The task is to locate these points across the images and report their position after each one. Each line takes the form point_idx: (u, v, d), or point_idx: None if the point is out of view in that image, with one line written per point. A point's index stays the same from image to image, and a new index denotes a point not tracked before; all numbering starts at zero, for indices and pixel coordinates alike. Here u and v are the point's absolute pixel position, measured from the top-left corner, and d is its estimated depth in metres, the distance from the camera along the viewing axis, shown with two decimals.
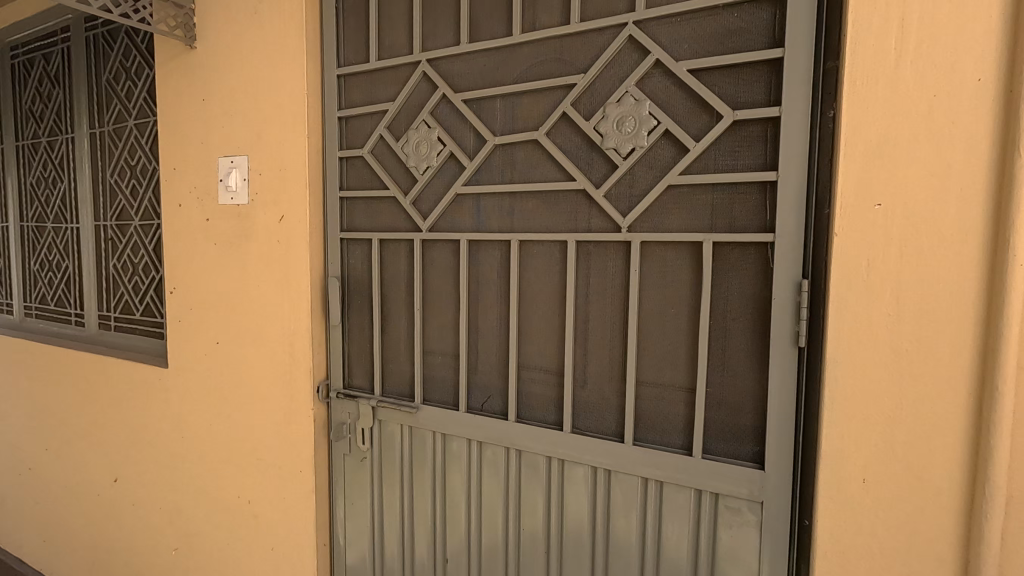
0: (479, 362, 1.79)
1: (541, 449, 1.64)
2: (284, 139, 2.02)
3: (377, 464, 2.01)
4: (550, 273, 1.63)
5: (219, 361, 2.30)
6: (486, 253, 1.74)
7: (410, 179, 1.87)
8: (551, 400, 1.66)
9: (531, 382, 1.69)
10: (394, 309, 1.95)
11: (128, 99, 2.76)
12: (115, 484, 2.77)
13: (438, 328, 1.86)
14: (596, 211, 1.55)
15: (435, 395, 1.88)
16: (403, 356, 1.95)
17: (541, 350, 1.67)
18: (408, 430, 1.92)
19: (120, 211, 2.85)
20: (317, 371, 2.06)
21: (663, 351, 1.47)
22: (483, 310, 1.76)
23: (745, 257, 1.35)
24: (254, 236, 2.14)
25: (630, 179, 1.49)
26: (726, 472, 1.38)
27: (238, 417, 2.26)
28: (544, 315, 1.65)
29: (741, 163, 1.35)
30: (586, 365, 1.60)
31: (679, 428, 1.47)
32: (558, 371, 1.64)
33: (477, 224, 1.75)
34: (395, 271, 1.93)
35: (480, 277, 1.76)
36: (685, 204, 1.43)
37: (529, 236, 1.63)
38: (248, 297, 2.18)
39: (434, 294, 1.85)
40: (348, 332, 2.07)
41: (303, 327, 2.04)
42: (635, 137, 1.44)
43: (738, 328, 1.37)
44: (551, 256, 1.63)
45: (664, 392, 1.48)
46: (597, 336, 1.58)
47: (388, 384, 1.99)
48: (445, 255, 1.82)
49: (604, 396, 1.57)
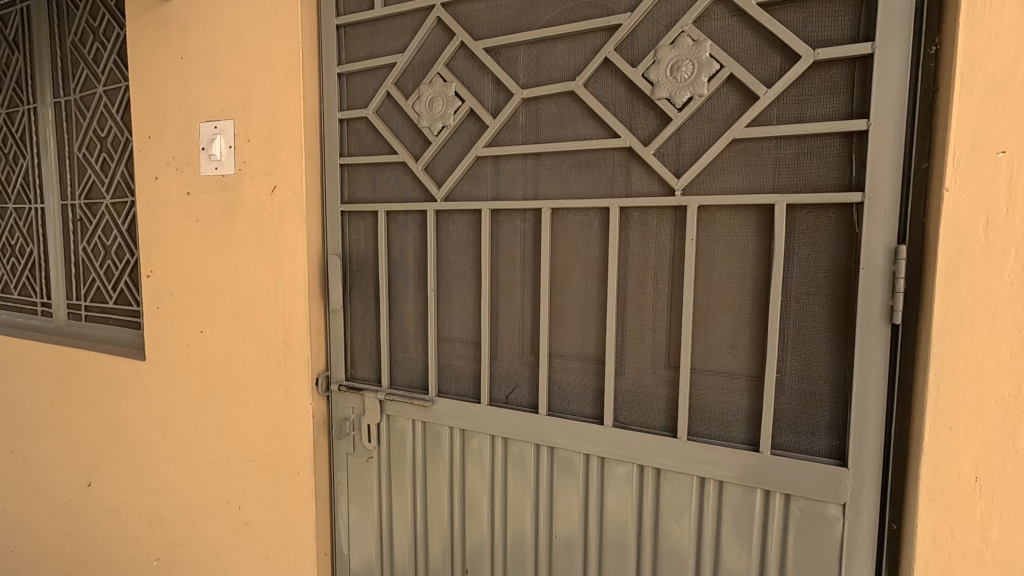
0: (503, 349, 1.58)
1: (578, 446, 1.45)
2: (276, 100, 1.79)
3: (385, 464, 1.80)
4: (588, 246, 1.43)
5: (205, 353, 2.06)
6: (512, 224, 1.53)
7: (422, 143, 1.65)
8: (588, 390, 1.46)
9: (564, 371, 1.49)
10: (403, 290, 1.73)
11: (96, 63, 2.48)
12: (89, 489, 2.52)
13: (455, 312, 1.65)
14: (643, 173, 1.35)
15: (452, 387, 1.67)
16: (414, 344, 1.73)
17: (576, 334, 1.47)
18: (421, 426, 1.71)
19: (90, 188, 2.58)
20: (316, 360, 1.84)
21: (724, 332, 1.28)
22: (508, 290, 1.56)
23: (824, 221, 1.17)
24: (242, 211, 1.90)
25: (684, 135, 1.29)
26: (801, 471, 1.19)
27: (226, 413, 2.03)
28: (580, 294, 1.45)
29: (820, 113, 1.17)
30: (629, 351, 1.41)
31: (741, 421, 1.28)
32: (596, 358, 1.45)
33: (501, 192, 1.54)
34: (405, 248, 1.71)
35: (503, 253, 1.55)
36: (751, 162, 1.24)
37: (563, 203, 1.43)
38: (236, 280, 1.95)
39: (451, 273, 1.64)
40: (351, 317, 1.85)
41: (299, 312, 1.81)
42: (693, 84, 1.25)
43: (815, 304, 1.19)
44: (589, 226, 1.42)
45: (723, 380, 1.29)
46: (644, 317, 1.38)
47: (396, 374, 1.78)
48: (463, 228, 1.61)
49: (650, 384, 1.39)
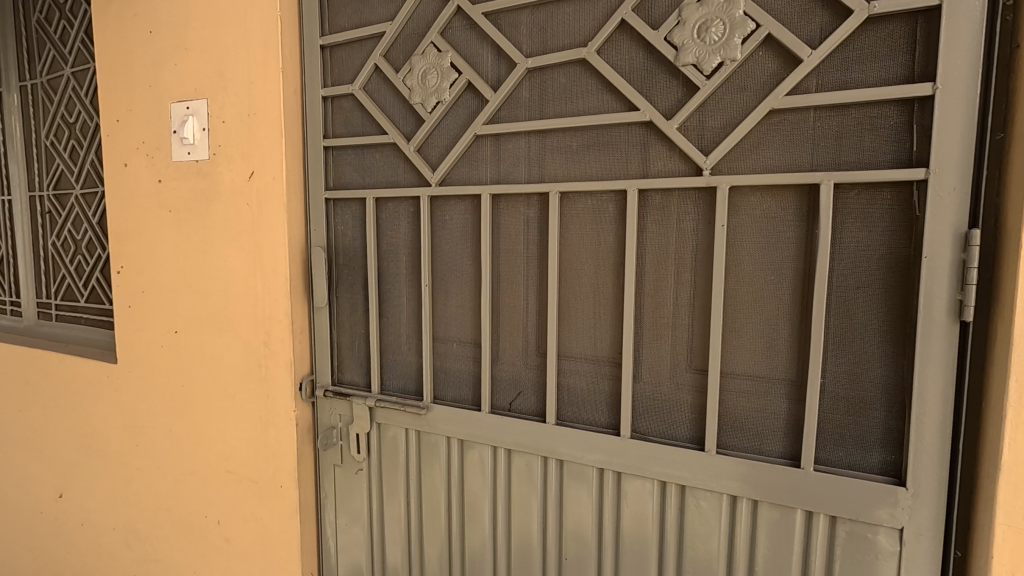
0: (506, 351, 1.42)
1: (590, 459, 1.30)
2: (252, 76, 1.62)
3: (376, 476, 1.64)
4: (602, 235, 1.27)
5: (180, 355, 1.90)
6: (515, 211, 1.37)
7: (414, 121, 1.48)
8: (602, 396, 1.31)
9: (574, 375, 1.34)
10: (395, 286, 1.57)
11: (63, 42, 2.29)
12: (61, 501, 2.35)
13: (451, 309, 1.49)
14: (665, 151, 1.19)
15: (449, 393, 1.51)
16: (406, 345, 1.57)
17: (588, 334, 1.31)
18: (416, 435, 1.55)
19: (58, 179, 2.39)
20: (300, 363, 1.68)
21: (758, 331, 1.13)
22: (511, 285, 1.40)
23: (878, 202, 1.01)
24: (218, 200, 1.73)
25: (714, 106, 1.13)
26: (851, 491, 1.04)
27: (204, 421, 1.87)
28: (593, 289, 1.29)
29: (874, 77, 1.01)
30: (648, 352, 1.25)
31: (778, 431, 1.13)
32: (610, 360, 1.29)
33: (503, 175, 1.38)
34: (396, 240, 1.55)
35: (506, 243, 1.39)
36: (791, 136, 1.08)
37: (573, 186, 1.27)
38: (212, 275, 1.78)
39: (447, 267, 1.48)
40: (337, 315, 1.68)
41: (280, 311, 1.65)
42: (724, 46, 1.09)
43: (867, 298, 1.03)
44: (603, 212, 1.27)
45: (758, 385, 1.14)
46: (666, 314, 1.23)
47: (387, 378, 1.61)
48: (461, 217, 1.44)
49: (673, 389, 1.23)
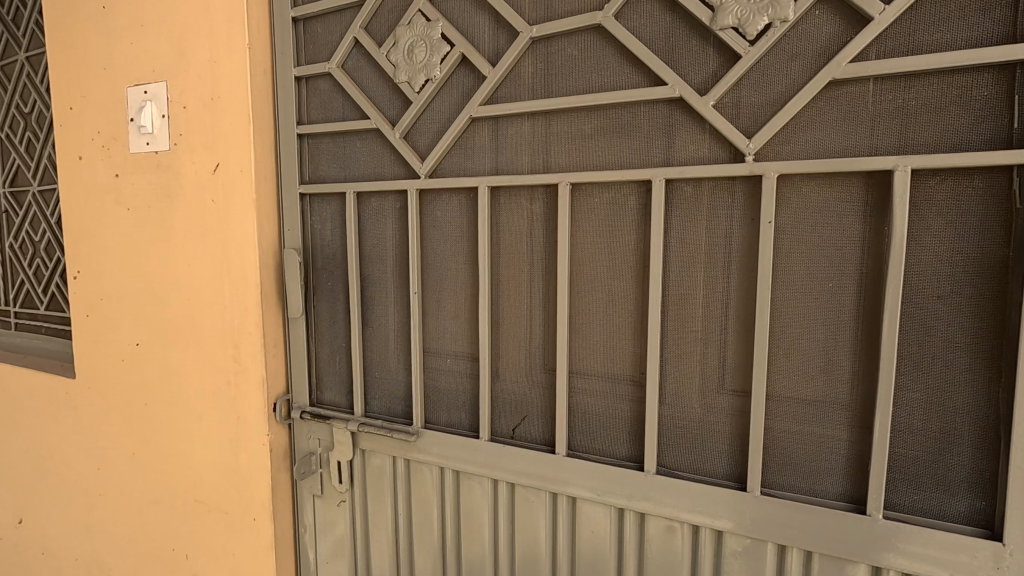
0: (507, 368, 1.23)
1: (608, 498, 1.11)
2: (215, 53, 1.41)
3: (361, 509, 1.45)
4: (621, 233, 1.08)
5: (141, 370, 1.69)
6: (518, 208, 1.18)
7: (400, 103, 1.28)
8: (621, 423, 1.11)
9: (588, 398, 1.14)
10: (380, 294, 1.38)
11: (16, 24, 2.08)
12: (20, 527, 2.15)
13: (444, 321, 1.30)
14: (697, 135, 1.00)
15: (442, 417, 1.32)
16: (394, 361, 1.38)
17: (604, 351, 1.12)
18: (405, 464, 1.36)
19: (14, 174, 2.18)
20: (274, 380, 1.49)
21: (812, 349, 0.94)
22: (511, 293, 1.21)
23: (966, 192, 0.82)
24: (180, 196, 1.53)
25: (757, 79, 0.94)
26: (930, 545, 0.85)
27: (169, 444, 1.67)
28: (610, 297, 1.10)
29: (960, 40, 0.83)
30: (676, 372, 1.06)
31: (837, 468, 0.94)
32: (630, 381, 1.10)
33: (503, 165, 1.19)
34: (380, 241, 1.36)
35: (508, 244, 1.20)
36: (853, 114, 0.90)
37: (586, 177, 1.07)
38: (175, 281, 1.58)
39: (438, 272, 1.29)
40: (316, 326, 1.49)
41: (251, 322, 1.45)
42: (774, 3, 0.90)
43: (951, 310, 0.84)
44: (622, 207, 1.07)
45: (812, 413, 0.95)
46: (698, 327, 1.04)
47: (372, 399, 1.42)
48: (455, 214, 1.25)
49: (706, 416, 1.04)
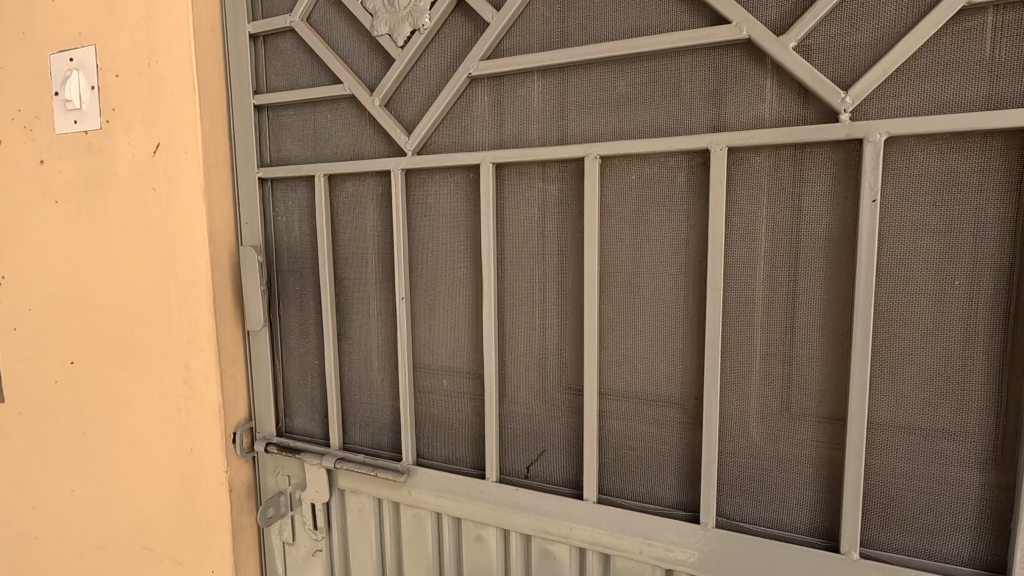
0: (519, 391, 0.99)
1: (652, 558, 0.87)
2: (151, 7, 1.15)
3: (340, 561, 1.20)
4: (667, 221, 0.85)
5: (74, 396, 1.40)
6: (530, 190, 0.94)
7: (380, 63, 1.04)
8: (667, 460, 0.88)
9: (623, 428, 0.91)
10: (359, 301, 1.13)
11: None
12: None
13: (437, 333, 1.05)
14: (768, 89, 0.77)
15: (438, 450, 1.08)
16: (377, 382, 1.13)
17: (646, 370, 0.89)
18: (393, 507, 1.12)
19: None
20: (232, 405, 1.23)
21: (926, 368, 0.72)
22: (521, 298, 0.97)
23: None
24: (114, 184, 1.26)
25: (852, 11, 0.71)
26: None
27: (110, 482, 1.39)
28: (651, 301, 0.87)
29: None
30: (740, 396, 0.83)
31: (960, 521, 0.73)
32: (678, 407, 0.87)
33: (510, 136, 0.95)
34: (358, 235, 1.11)
35: (518, 237, 0.96)
36: (990, 51, 0.66)
37: (620, 147, 0.84)
38: (110, 288, 1.30)
39: (430, 273, 1.04)
40: (284, 339, 1.25)
41: (203, 336, 1.19)
42: None
43: None
44: (669, 186, 0.84)
45: (926, 451, 0.73)
46: (769, 340, 0.81)
47: (351, 428, 1.17)
48: (451, 201, 1.01)
49: (781, 451, 0.82)
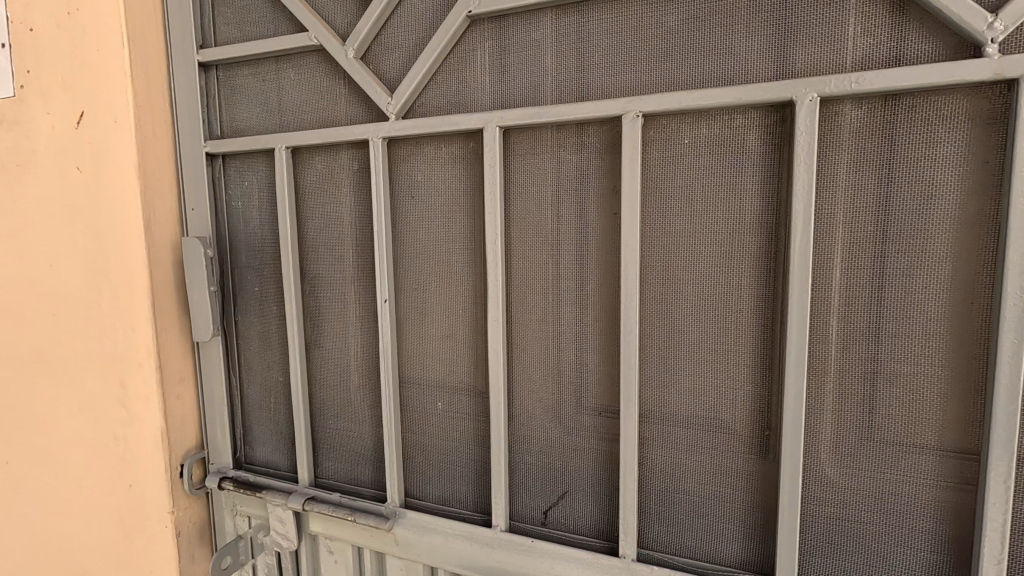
0: (532, 415, 0.79)
1: None
2: None
3: None
4: (731, 198, 0.65)
5: None
6: (546, 164, 0.74)
7: (354, 6, 0.83)
8: (728, 506, 0.69)
9: (669, 464, 0.72)
10: (331, 305, 0.92)
11: None
12: None
13: (429, 342, 0.85)
14: (869, 20, 0.58)
15: (430, 488, 0.88)
16: (355, 404, 0.93)
17: (702, 391, 0.69)
18: (376, 557, 0.91)
19: None
20: (180, 430, 1.02)
21: None
22: (533, 300, 0.77)
23: None
24: (17, 162, 1.00)
25: None
26: None
27: (22, 530, 1.14)
28: (708, 302, 0.68)
29: None
30: (825, 423, 0.65)
31: None
32: (743, 437, 0.68)
33: (520, 92, 0.74)
34: (331, 223, 0.90)
35: (531, 224, 0.76)
36: None
37: (670, 101, 0.64)
38: (17, 292, 1.05)
39: (419, 269, 0.84)
40: (242, 351, 1.03)
41: (141, 348, 0.97)
42: None
43: None
44: (734, 151, 0.64)
45: None
46: (864, 351, 0.63)
47: (324, 458, 0.97)
48: (445, 179, 0.80)
49: (881, 495, 0.63)
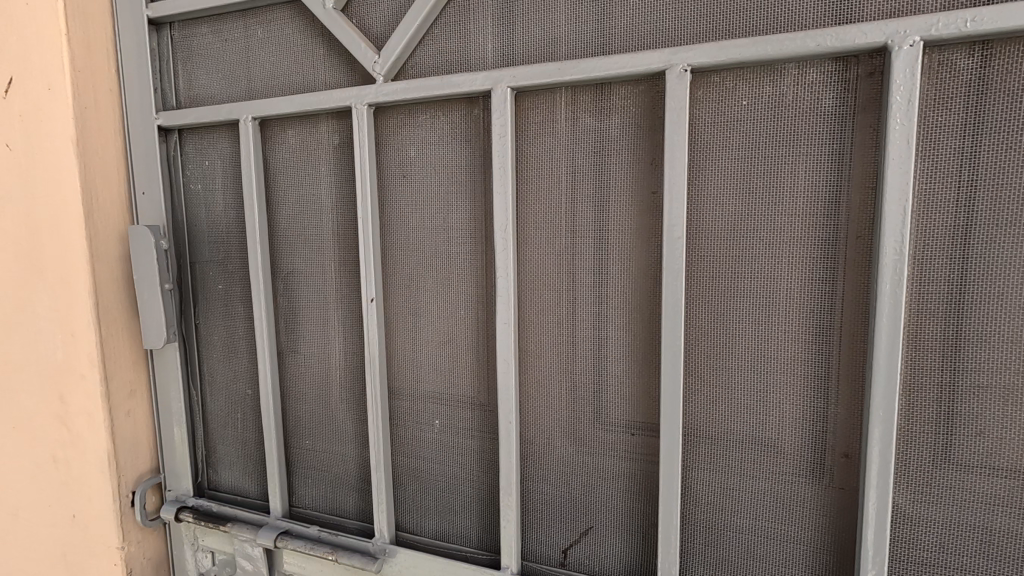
0: (546, 435, 0.67)
1: None
2: None
3: None
4: (800, 173, 0.53)
5: None
6: (566, 134, 0.62)
7: None
8: (790, 545, 0.58)
9: (717, 495, 0.60)
10: (308, 306, 0.79)
11: None
12: None
13: (424, 349, 0.72)
14: None
15: (426, 519, 0.75)
16: (336, 422, 0.79)
17: (759, 408, 0.57)
18: None
19: None
20: (130, 452, 0.87)
21: None
22: (550, 299, 0.65)
23: None
24: None
25: None
26: None
27: None
28: (768, 301, 0.56)
29: None
30: (913, 447, 0.53)
31: None
32: (809, 464, 0.56)
33: (533, 48, 0.61)
34: (307, 210, 0.77)
35: (547, 207, 0.63)
36: None
37: (727, 50, 0.52)
38: None
39: (412, 263, 0.71)
40: (205, 359, 0.89)
41: (82, 356, 0.82)
42: None
43: None
44: (803, 116, 0.53)
45: None
46: (965, 361, 0.51)
47: (300, 484, 0.83)
48: (443, 155, 0.67)
49: (979, 536, 0.52)
